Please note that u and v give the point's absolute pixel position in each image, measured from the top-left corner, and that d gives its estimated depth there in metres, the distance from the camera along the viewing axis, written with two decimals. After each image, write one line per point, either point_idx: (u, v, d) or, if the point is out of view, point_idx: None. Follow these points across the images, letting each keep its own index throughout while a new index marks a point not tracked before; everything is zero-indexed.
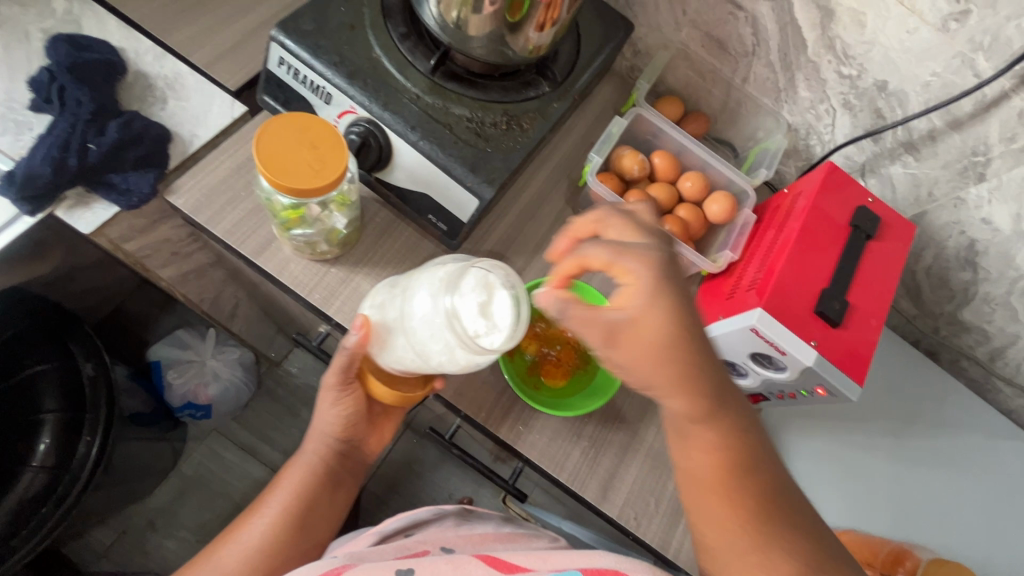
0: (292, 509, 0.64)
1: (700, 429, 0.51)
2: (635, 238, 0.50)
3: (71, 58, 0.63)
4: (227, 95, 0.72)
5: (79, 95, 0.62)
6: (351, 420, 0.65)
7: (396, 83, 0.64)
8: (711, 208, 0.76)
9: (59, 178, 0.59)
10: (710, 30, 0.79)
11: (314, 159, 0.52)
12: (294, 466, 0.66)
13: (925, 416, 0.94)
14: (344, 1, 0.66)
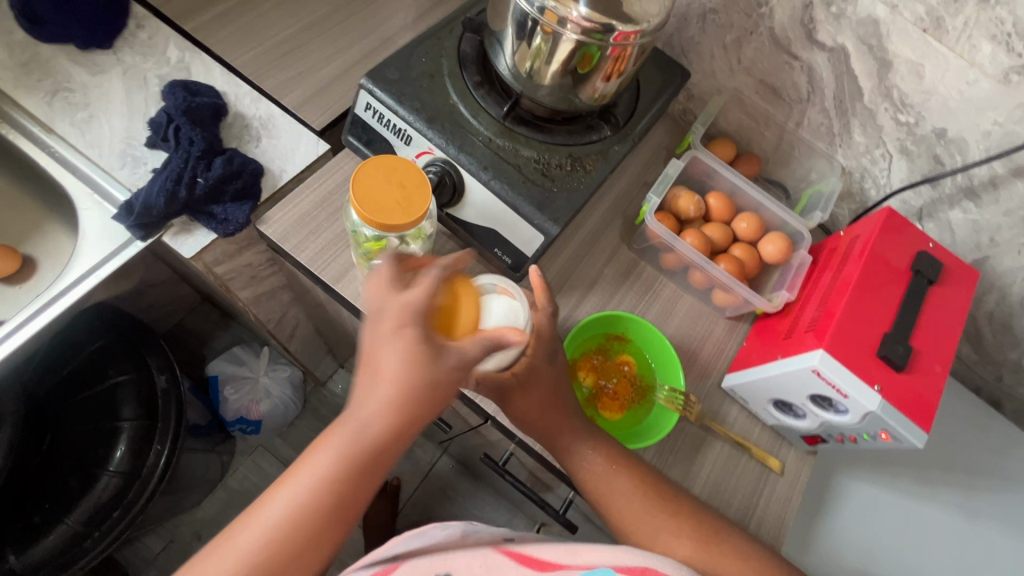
0: (300, 509, 0.48)
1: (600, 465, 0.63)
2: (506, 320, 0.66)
3: (186, 101, 0.70)
4: (313, 135, 0.78)
5: (192, 134, 0.69)
6: (405, 385, 0.49)
7: (470, 127, 0.69)
8: (766, 248, 0.77)
9: (169, 208, 0.66)
10: (764, 77, 0.82)
11: (402, 196, 0.57)
12: (311, 458, 0.49)
13: (989, 466, 0.90)
14: (425, 53, 0.72)
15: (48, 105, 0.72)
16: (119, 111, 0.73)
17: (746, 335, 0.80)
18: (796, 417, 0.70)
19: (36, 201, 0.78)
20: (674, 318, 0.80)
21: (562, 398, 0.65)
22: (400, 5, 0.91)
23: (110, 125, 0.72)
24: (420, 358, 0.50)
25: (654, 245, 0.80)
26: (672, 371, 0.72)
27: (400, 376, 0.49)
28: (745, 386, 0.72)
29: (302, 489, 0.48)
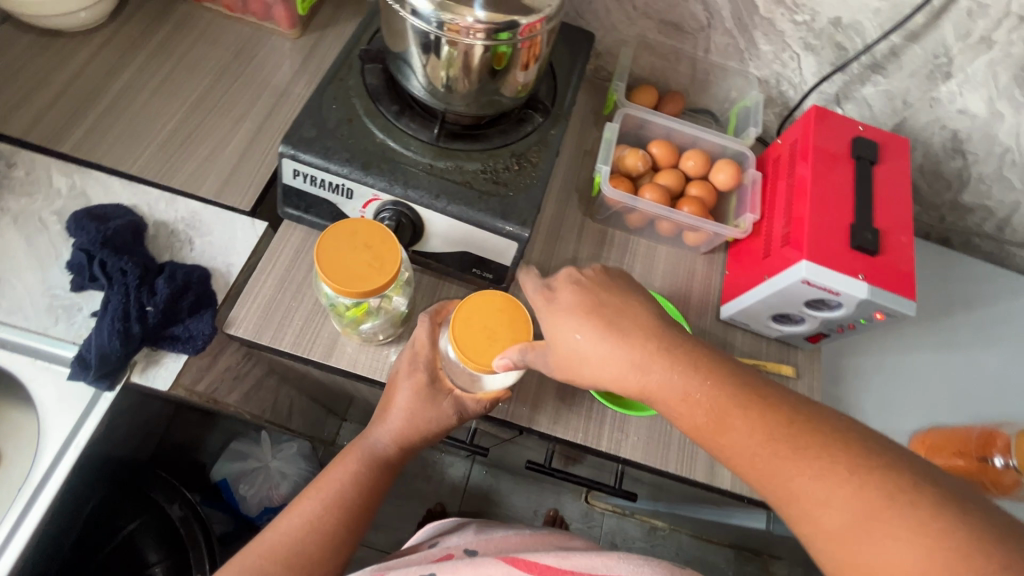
0: (323, 511, 0.57)
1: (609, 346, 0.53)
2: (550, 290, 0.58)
3: (100, 232, 0.65)
4: (246, 217, 0.74)
5: (122, 264, 0.64)
6: (416, 421, 0.62)
7: (407, 159, 0.67)
8: (718, 178, 0.80)
9: (127, 348, 0.62)
10: (662, 17, 0.83)
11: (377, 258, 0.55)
12: (335, 470, 0.60)
13: (959, 300, 0.99)
14: (334, 99, 0.69)
15: None
16: (28, 265, 0.66)
17: (726, 263, 0.83)
18: (795, 324, 0.74)
19: None
20: (657, 271, 0.81)
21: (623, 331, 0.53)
22: (283, 53, 0.86)
23: (23, 283, 0.65)
24: (433, 392, 0.62)
25: (617, 210, 0.81)
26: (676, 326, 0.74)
27: (414, 407, 0.61)
28: (744, 311, 0.75)
29: (326, 495, 0.58)
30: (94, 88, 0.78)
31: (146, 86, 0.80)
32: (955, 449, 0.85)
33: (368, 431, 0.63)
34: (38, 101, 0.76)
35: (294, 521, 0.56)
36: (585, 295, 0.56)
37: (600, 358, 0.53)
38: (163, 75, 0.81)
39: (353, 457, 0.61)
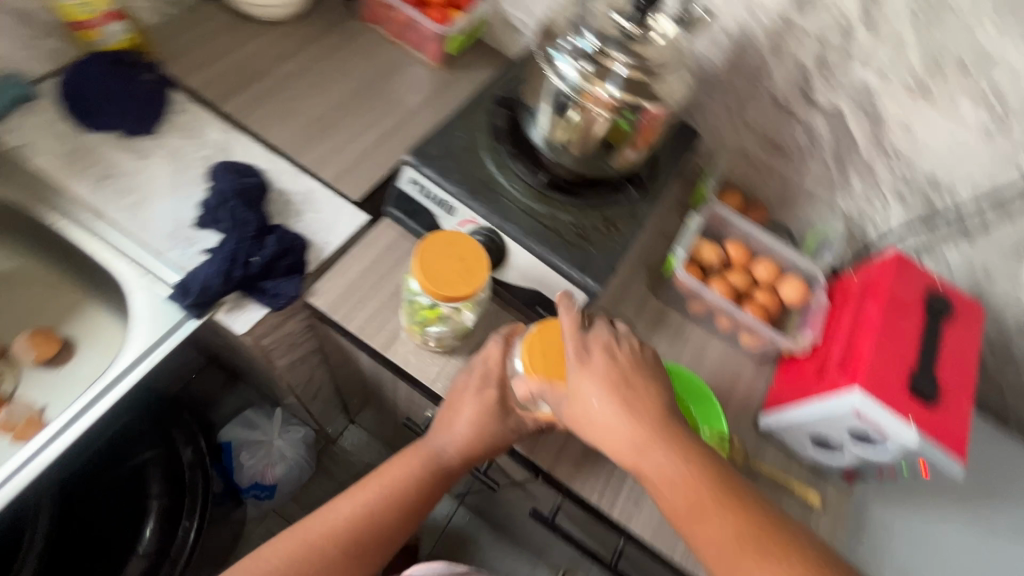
0: (378, 501, 0.65)
1: (617, 406, 0.56)
2: (587, 340, 0.60)
3: (237, 184, 0.74)
4: (353, 206, 0.82)
5: (246, 216, 0.72)
6: (478, 438, 0.65)
7: (509, 195, 0.74)
8: (788, 292, 0.82)
9: (225, 287, 0.69)
10: (766, 134, 0.90)
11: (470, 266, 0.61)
12: (393, 466, 0.67)
13: (1012, 485, 0.94)
14: (462, 128, 0.77)
15: (98, 190, 0.74)
16: (166, 193, 0.75)
17: (774, 375, 0.84)
18: (834, 452, 0.73)
19: (79, 283, 0.80)
20: (705, 362, 0.83)
21: (632, 401, 0.57)
22: (423, 80, 0.98)
23: (158, 207, 0.74)
24: (492, 415, 0.64)
25: (682, 294, 0.84)
26: (714, 417, 0.75)
27: (479, 422, 0.64)
28: (785, 425, 0.75)
29: (380, 490, 0.66)
30: (264, 68, 0.91)
31: (305, 77, 0.92)
32: None
33: (430, 437, 0.68)
34: (217, 66, 0.88)
35: (352, 502, 0.65)
36: (614, 368, 0.58)
37: (608, 417, 0.56)
38: (321, 72, 0.93)
39: (411, 460, 0.67)
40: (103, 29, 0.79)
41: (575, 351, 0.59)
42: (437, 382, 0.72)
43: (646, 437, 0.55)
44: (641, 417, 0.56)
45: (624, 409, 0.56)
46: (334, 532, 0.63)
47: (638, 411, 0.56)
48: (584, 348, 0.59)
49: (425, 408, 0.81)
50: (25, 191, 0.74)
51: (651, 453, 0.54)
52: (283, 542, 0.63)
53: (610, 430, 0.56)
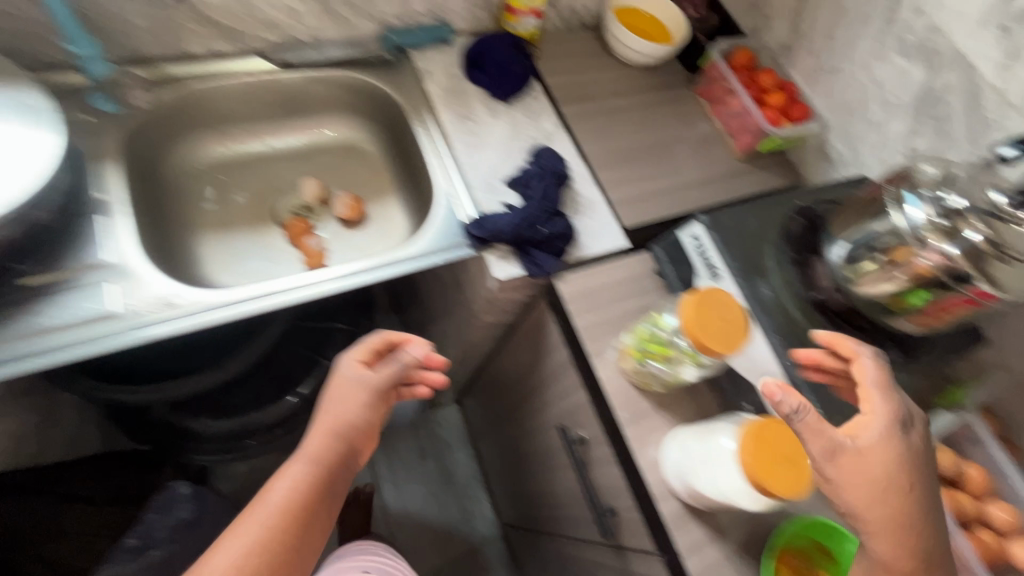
0: (315, 498, 0.59)
1: (866, 485, 0.59)
2: (902, 411, 0.62)
3: (553, 168, 0.85)
4: (621, 229, 0.89)
5: (548, 194, 0.83)
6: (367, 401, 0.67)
7: (776, 294, 0.75)
8: (1023, 554, 0.69)
9: (508, 239, 0.80)
10: None
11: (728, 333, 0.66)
12: (324, 444, 0.63)
13: None
14: (759, 216, 0.81)
15: (455, 125, 0.91)
16: (497, 149, 0.90)
17: None
18: None
19: (395, 180, 0.98)
20: None
21: (912, 490, 0.59)
22: (723, 162, 1.04)
23: (487, 157, 0.89)
24: (373, 403, 0.68)
25: None
26: None
27: (375, 382, 0.68)
28: None
29: (303, 469, 0.61)
30: (604, 93, 1.04)
31: (631, 113, 1.03)
32: None
33: (333, 402, 0.66)
34: (574, 76, 1.04)
35: (287, 485, 0.59)
36: (909, 453, 0.60)
37: (880, 473, 0.59)
38: (645, 116, 1.04)
39: (336, 438, 0.64)
40: (522, 19, 0.97)
41: (850, 440, 0.60)
42: (621, 412, 0.74)
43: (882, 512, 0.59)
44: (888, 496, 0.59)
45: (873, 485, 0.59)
46: (287, 513, 0.57)
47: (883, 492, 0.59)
48: (897, 413, 0.62)
49: (582, 429, 0.83)
50: (408, 98, 0.93)
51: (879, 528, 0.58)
52: (253, 523, 0.55)
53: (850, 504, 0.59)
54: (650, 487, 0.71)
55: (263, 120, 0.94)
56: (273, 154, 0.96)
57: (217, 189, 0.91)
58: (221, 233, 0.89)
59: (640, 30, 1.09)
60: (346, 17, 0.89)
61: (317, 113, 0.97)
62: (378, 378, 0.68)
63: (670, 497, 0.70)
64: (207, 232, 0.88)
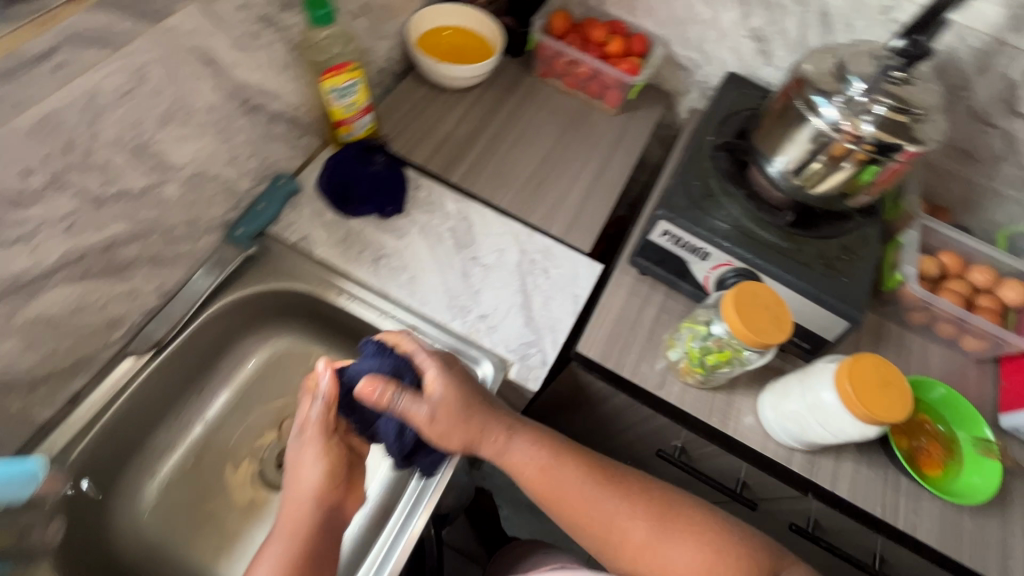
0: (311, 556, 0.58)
1: (564, 484, 0.64)
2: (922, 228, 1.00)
3: None
4: (587, 257, 0.87)
5: None
6: (335, 471, 0.62)
7: (760, 237, 0.78)
8: (1009, 294, 0.85)
9: None
10: (957, 144, 0.93)
11: (450, 396, 0.62)
12: (298, 512, 0.59)
13: None
14: (707, 162, 0.84)
15: (376, 273, 0.80)
16: (432, 268, 0.82)
17: (998, 373, 0.88)
18: None
19: (348, 354, 0.87)
20: (934, 370, 0.88)
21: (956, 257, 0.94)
22: (606, 126, 1.04)
23: (430, 282, 0.81)
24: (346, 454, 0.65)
25: (901, 307, 0.88)
26: (974, 423, 0.78)
27: (327, 461, 0.62)
28: None
29: (289, 541, 0.58)
30: (470, 136, 0.97)
31: (506, 138, 0.98)
32: None
33: (300, 471, 0.62)
34: (432, 139, 0.95)
35: (273, 559, 0.57)
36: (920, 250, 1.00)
37: None
38: (518, 132, 0.99)
39: (308, 500, 0.60)
40: (356, 123, 0.83)
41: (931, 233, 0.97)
42: (714, 419, 0.78)
43: (648, 505, 0.64)
44: (568, 475, 0.65)
45: (585, 474, 0.65)
46: None
47: (577, 475, 0.65)
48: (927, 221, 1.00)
49: (676, 440, 0.85)
50: (308, 279, 0.80)
51: (649, 519, 0.62)
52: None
53: (660, 539, 0.61)
54: (771, 455, 0.77)
55: (172, 406, 0.76)
56: (215, 427, 0.79)
57: (187, 511, 0.74)
58: (233, 550, 0.73)
59: (458, 51, 1.01)
60: (185, 248, 0.72)
61: (227, 353, 0.81)
62: (321, 442, 0.62)
63: (792, 452, 0.77)
64: (217, 564, 0.71)
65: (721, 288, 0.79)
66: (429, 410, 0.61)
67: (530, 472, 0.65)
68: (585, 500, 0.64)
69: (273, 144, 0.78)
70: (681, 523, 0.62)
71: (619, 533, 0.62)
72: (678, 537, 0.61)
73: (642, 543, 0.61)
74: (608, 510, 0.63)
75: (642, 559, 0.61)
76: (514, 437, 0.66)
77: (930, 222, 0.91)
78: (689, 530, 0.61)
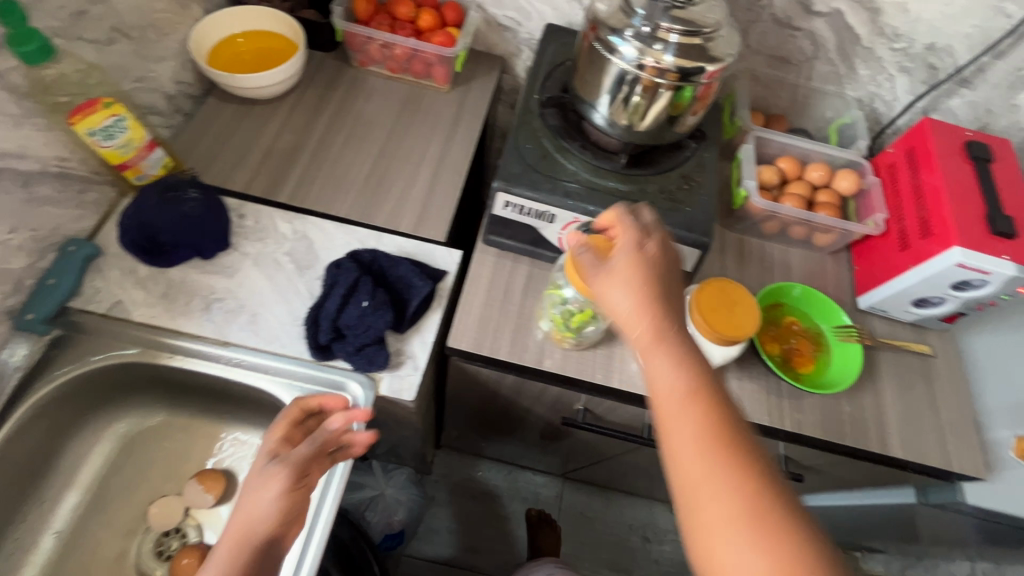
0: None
1: (679, 445, 0.45)
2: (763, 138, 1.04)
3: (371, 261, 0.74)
4: (443, 246, 0.83)
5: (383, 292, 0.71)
6: (288, 506, 0.58)
7: (601, 186, 0.77)
8: (842, 184, 0.90)
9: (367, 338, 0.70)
10: (772, 52, 0.96)
11: (641, 274, 0.53)
12: (240, 540, 0.55)
13: None
14: (537, 122, 0.82)
15: (211, 321, 0.72)
16: (275, 301, 0.75)
17: (851, 260, 0.94)
18: (936, 305, 0.83)
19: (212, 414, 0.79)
20: (795, 271, 0.92)
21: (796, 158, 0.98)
22: (442, 105, 0.99)
23: (275, 315, 0.74)
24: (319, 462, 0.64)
25: (754, 221, 0.91)
26: (833, 313, 0.83)
27: (282, 496, 0.58)
28: (886, 299, 0.86)
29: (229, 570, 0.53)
30: (294, 146, 0.89)
31: (335, 140, 0.91)
32: None
33: (246, 496, 0.58)
34: (250, 159, 0.86)
35: None
36: None
37: None
38: (348, 130, 0.92)
39: (259, 527, 0.56)
40: (144, 163, 0.74)
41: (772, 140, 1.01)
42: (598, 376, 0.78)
43: (755, 517, 0.41)
44: (689, 426, 0.45)
45: (703, 433, 0.45)
46: None
47: (695, 431, 0.45)
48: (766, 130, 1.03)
49: (575, 404, 0.85)
50: (133, 347, 0.71)
51: (750, 526, 0.41)
52: None
53: (744, 546, 0.41)
54: None
55: (4, 530, 0.66)
56: (68, 535, 0.70)
57: None
58: None
59: (258, 57, 0.91)
60: None
61: (62, 451, 0.71)
62: (286, 464, 0.59)
63: None
64: None
65: None
66: (615, 296, 0.53)
67: (661, 389, 0.48)
68: (688, 464, 0.44)
69: (45, 208, 0.68)
70: (783, 552, 0.40)
71: (706, 539, 0.42)
72: (766, 557, 0.40)
73: (717, 541, 0.42)
74: (701, 483, 0.43)
75: (714, 567, 0.41)
76: (654, 344, 0.49)
77: (763, 132, 0.94)
78: (795, 562, 0.39)
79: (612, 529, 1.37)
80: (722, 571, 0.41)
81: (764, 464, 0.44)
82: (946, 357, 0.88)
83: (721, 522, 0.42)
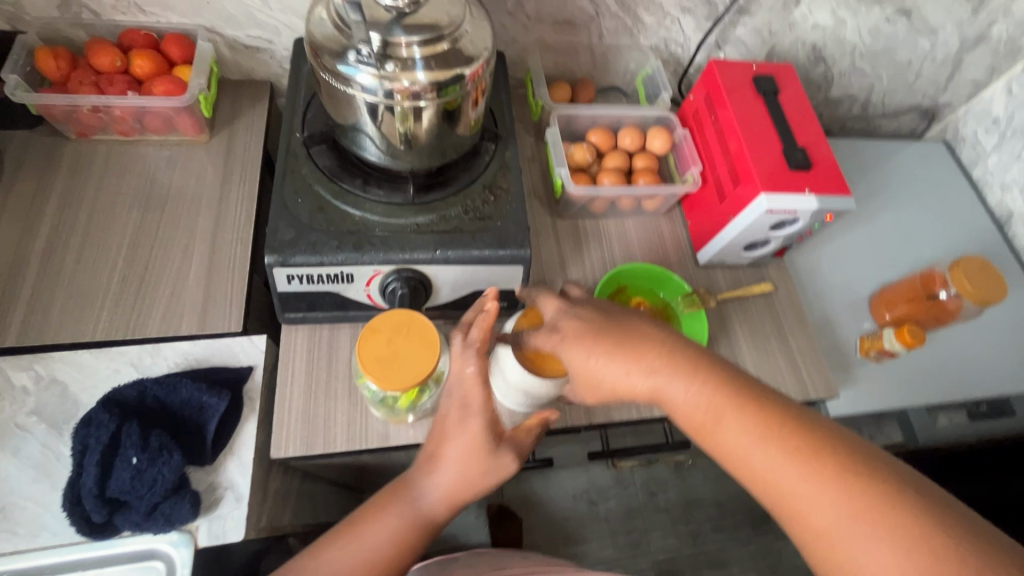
0: None
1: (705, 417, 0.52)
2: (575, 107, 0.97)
3: (141, 401, 0.62)
4: (242, 336, 0.70)
5: (161, 436, 0.59)
6: (481, 473, 0.57)
7: (395, 225, 0.67)
8: (655, 143, 0.88)
9: (157, 497, 0.57)
10: (556, 17, 0.88)
11: (593, 328, 0.55)
12: (380, 527, 0.56)
13: (871, 171, 1.10)
14: (306, 168, 0.69)
15: None
16: (28, 480, 0.59)
17: (684, 215, 0.92)
18: (763, 246, 0.85)
19: None
20: (634, 243, 0.89)
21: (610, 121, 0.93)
22: (203, 159, 0.82)
23: (31, 500, 0.58)
24: (491, 444, 0.57)
25: (582, 204, 0.86)
26: (673, 285, 0.81)
27: (466, 459, 0.57)
28: (720, 252, 0.85)
29: (385, 547, 0.56)
30: (10, 264, 0.69)
31: (69, 241, 0.72)
32: (907, 296, 0.92)
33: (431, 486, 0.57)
34: None
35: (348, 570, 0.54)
36: None
37: None
38: (83, 223, 0.74)
39: (393, 521, 0.56)
40: None
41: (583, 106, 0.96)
42: None
43: (801, 454, 0.48)
44: (697, 402, 0.52)
45: (718, 404, 0.51)
46: None
47: (720, 399, 0.51)
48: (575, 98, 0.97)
49: None
50: None
51: (801, 473, 0.48)
52: None
53: (804, 494, 0.47)
54: None
55: None
56: None
57: None
58: None
59: None
60: None
61: None
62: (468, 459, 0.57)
63: None
64: None
65: (386, 295, 0.67)
66: (584, 363, 0.55)
67: (689, 413, 0.53)
68: (716, 430, 0.51)
69: None
70: (834, 476, 0.47)
71: (772, 484, 0.49)
72: (821, 486, 0.47)
73: (795, 507, 0.48)
74: (754, 466, 0.50)
75: (804, 527, 0.47)
76: (620, 369, 0.54)
77: (568, 107, 0.88)
78: (842, 482, 0.46)
79: (554, 512, 1.37)
80: (794, 507, 0.48)
81: (795, 421, 0.50)
82: (786, 287, 0.90)
83: (794, 486, 0.48)
